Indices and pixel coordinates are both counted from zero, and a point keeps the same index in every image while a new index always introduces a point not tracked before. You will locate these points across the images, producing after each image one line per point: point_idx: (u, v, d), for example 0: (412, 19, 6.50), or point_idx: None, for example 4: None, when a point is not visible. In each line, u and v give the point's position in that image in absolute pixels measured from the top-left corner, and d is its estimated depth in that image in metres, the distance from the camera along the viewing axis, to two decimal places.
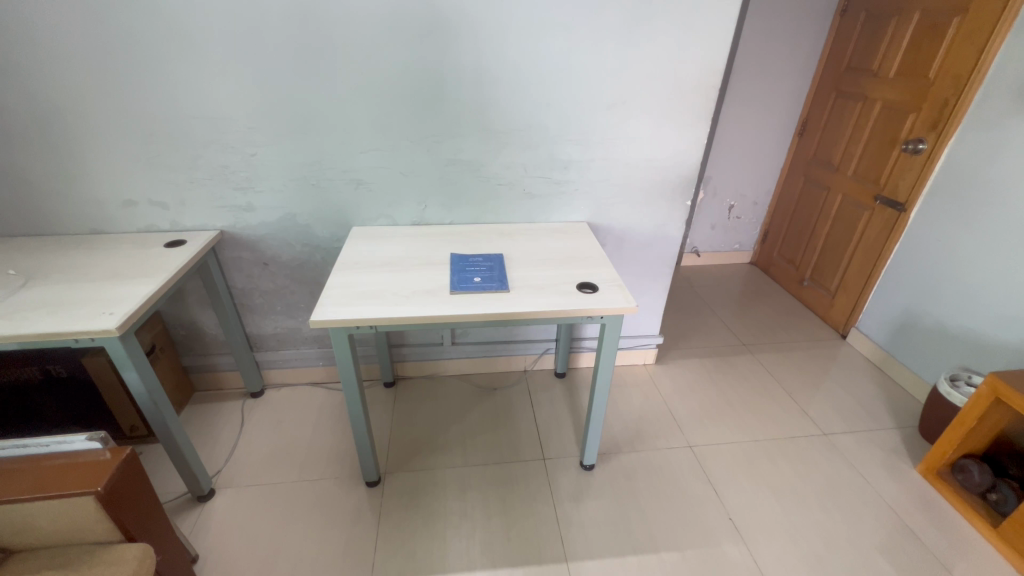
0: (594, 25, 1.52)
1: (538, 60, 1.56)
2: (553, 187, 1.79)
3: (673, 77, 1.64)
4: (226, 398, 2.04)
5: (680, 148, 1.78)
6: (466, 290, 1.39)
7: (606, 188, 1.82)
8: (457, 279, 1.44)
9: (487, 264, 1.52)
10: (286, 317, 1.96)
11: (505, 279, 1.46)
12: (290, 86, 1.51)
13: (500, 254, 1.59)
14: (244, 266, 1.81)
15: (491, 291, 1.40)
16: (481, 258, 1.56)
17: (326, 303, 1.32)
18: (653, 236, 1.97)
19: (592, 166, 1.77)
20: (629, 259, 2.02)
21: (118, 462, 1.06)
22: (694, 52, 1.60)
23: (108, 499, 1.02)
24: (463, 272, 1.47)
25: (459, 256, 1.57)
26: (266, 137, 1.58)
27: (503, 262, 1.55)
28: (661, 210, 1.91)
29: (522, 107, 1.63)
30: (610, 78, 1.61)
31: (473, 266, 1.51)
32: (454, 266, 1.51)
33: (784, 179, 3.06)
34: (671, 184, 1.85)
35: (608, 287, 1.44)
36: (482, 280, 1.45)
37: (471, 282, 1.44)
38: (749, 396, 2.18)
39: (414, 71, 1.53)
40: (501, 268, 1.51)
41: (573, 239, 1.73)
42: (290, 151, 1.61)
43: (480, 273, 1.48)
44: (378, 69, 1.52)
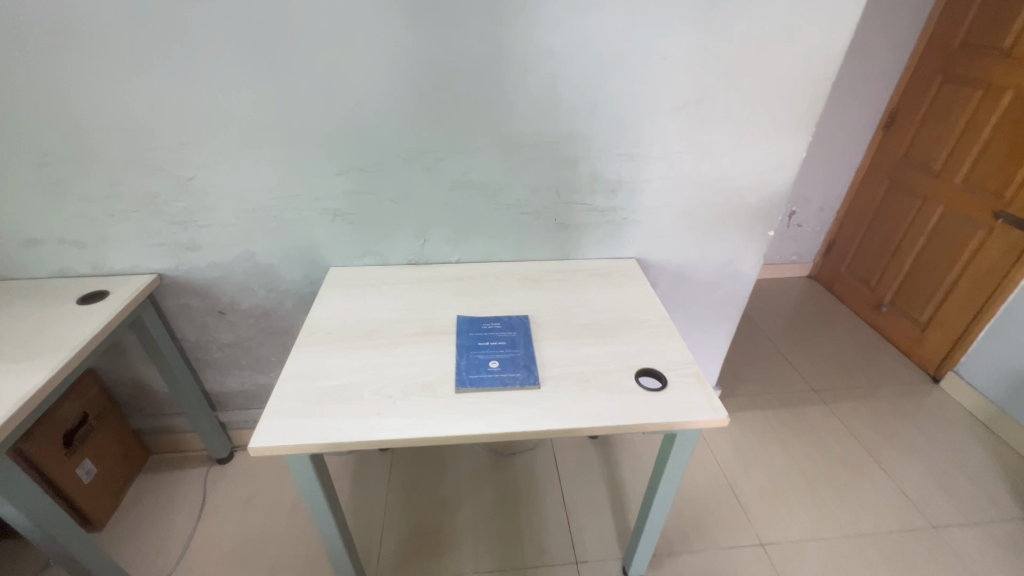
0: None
1: (585, 40, 1.08)
2: (593, 216, 1.34)
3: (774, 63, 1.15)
4: (188, 465, 1.68)
5: (770, 163, 1.30)
6: (479, 386, 0.97)
7: (665, 216, 1.36)
8: (465, 364, 1.02)
9: (509, 336, 1.10)
10: (254, 372, 1.57)
11: (534, 362, 1.03)
12: (231, 82, 1.07)
13: (526, 317, 1.16)
14: (195, 316, 1.41)
15: (514, 387, 0.97)
16: (500, 324, 1.14)
17: (276, 410, 0.91)
18: (719, 273, 1.51)
19: (649, 187, 1.31)
20: (685, 302, 1.57)
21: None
22: (809, 25, 1.10)
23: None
24: (474, 352, 1.05)
25: (469, 321, 1.14)
26: (204, 154, 1.15)
27: (531, 331, 1.12)
28: (734, 243, 1.44)
29: (557, 109, 1.17)
30: (685, 65, 1.13)
31: (488, 340, 1.09)
32: (462, 339, 1.09)
33: (859, 180, 2.54)
34: (751, 209, 1.38)
35: (681, 379, 1.00)
36: (502, 365, 1.02)
37: (485, 368, 1.02)
38: (829, 467, 1.75)
39: (404, 61, 1.07)
40: (528, 344, 1.08)
41: (622, 288, 1.29)
42: (240, 172, 1.18)
43: (499, 351, 1.06)
44: (355, 58, 1.06)
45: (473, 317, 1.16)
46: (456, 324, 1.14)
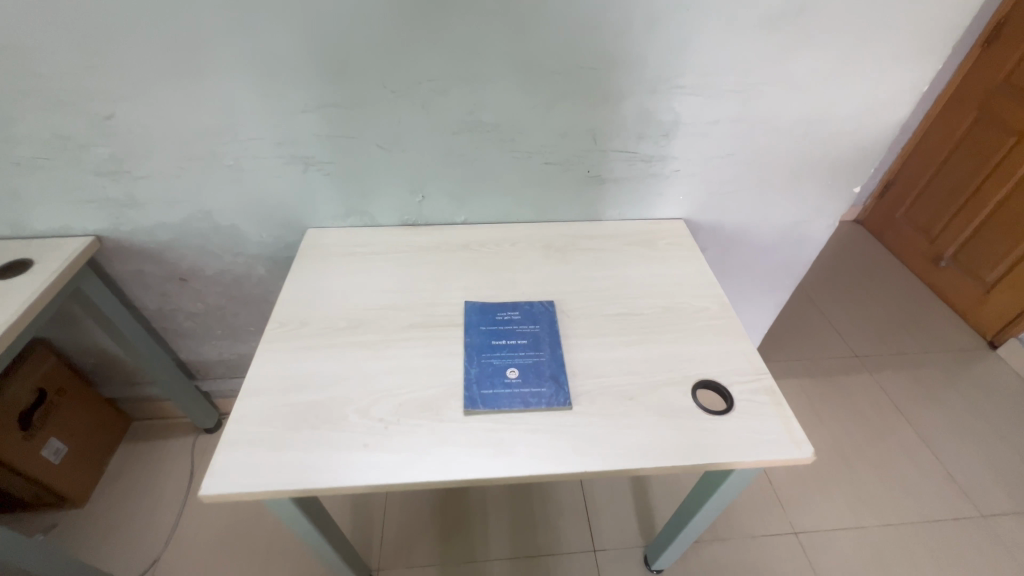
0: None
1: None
2: (636, 167, 1.05)
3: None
4: (173, 433, 1.56)
5: (879, 99, 0.98)
6: (493, 407, 0.76)
7: (727, 168, 1.07)
8: (475, 374, 0.80)
9: (531, 334, 0.87)
10: (232, 342, 1.38)
11: (562, 372, 0.81)
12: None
13: (551, 305, 0.92)
14: (151, 283, 1.19)
15: (538, 408, 0.76)
16: (518, 316, 0.90)
17: (235, 438, 0.72)
18: (782, 236, 1.24)
19: (714, 130, 1.00)
20: (736, 269, 1.31)
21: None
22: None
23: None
24: (486, 356, 0.83)
25: (480, 310, 0.91)
26: (117, 80, 0.84)
27: (558, 325, 0.89)
28: (808, 201, 1.16)
29: (602, 17, 0.83)
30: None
31: (504, 339, 0.86)
32: (471, 337, 0.86)
33: (939, 108, 2.12)
34: (840, 159, 1.08)
35: (750, 400, 0.78)
36: (522, 375, 0.81)
37: (501, 379, 0.80)
38: (869, 446, 1.61)
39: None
40: (555, 345, 0.85)
41: (669, 263, 1.03)
42: (172, 107, 0.89)
43: (518, 356, 0.83)
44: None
45: (485, 304, 0.92)
46: (463, 314, 0.90)
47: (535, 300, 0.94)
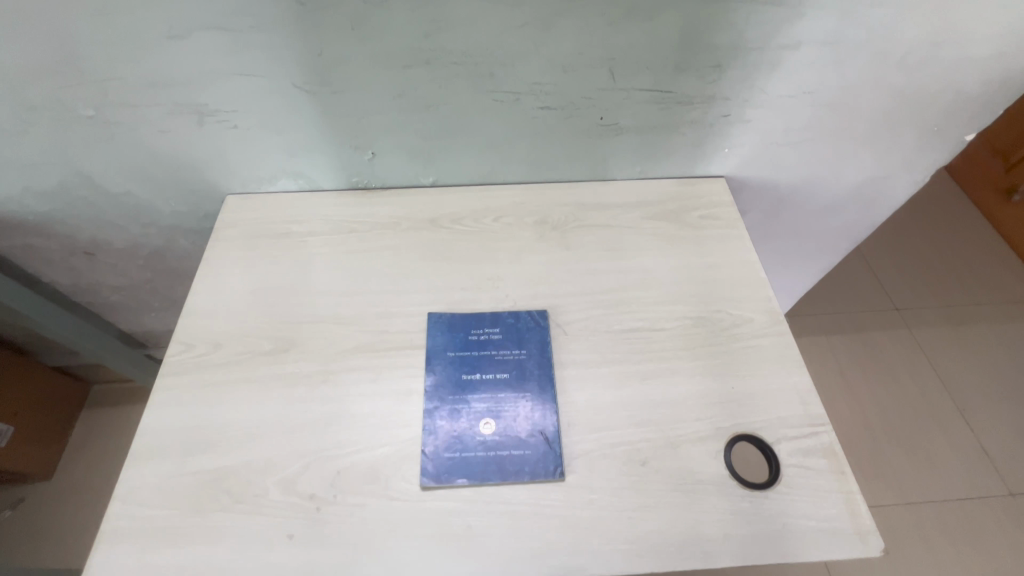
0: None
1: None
2: (669, 113, 0.74)
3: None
4: (137, 399, 1.44)
5: None
6: (460, 479, 0.58)
7: (796, 111, 0.76)
8: (439, 428, 0.61)
9: (514, 364, 0.66)
10: (176, 313, 1.18)
11: (554, 426, 0.61)
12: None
13: (544, 318, 0.70)
14: (51, 258, 0.96)
15: (518, 481, 0.58)
16: (499, 335, 0.68)
17: (120, 526, 0.55)
18: (849, 196, 0.95)
19: (788, 57, 0.68)
20: (782, 234, 1.05)
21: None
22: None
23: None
24: (454, 400, 0.63)
25: (449, 328, 0.69)
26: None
27: (552, 349, 0.67)
28: (898, 153, 0.85)
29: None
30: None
31: (478, 373, 0.65)
32: (435, 370, 0.65)
33: None
34: (961, 95, 0.76)
35: (802, 467, 0.59)
36: (499, 431, 0.61)
37: (473, 435, 0.61)
38: (899, 415, 1.45)
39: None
40: (546, 382, 0.65)
41: (702, 248, 0.78)
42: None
43: (496, 400, 0.63)
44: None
45: (455, 318, 0.69)
46: (426, 333, 0.69)
47: (521, 310, 0.71)
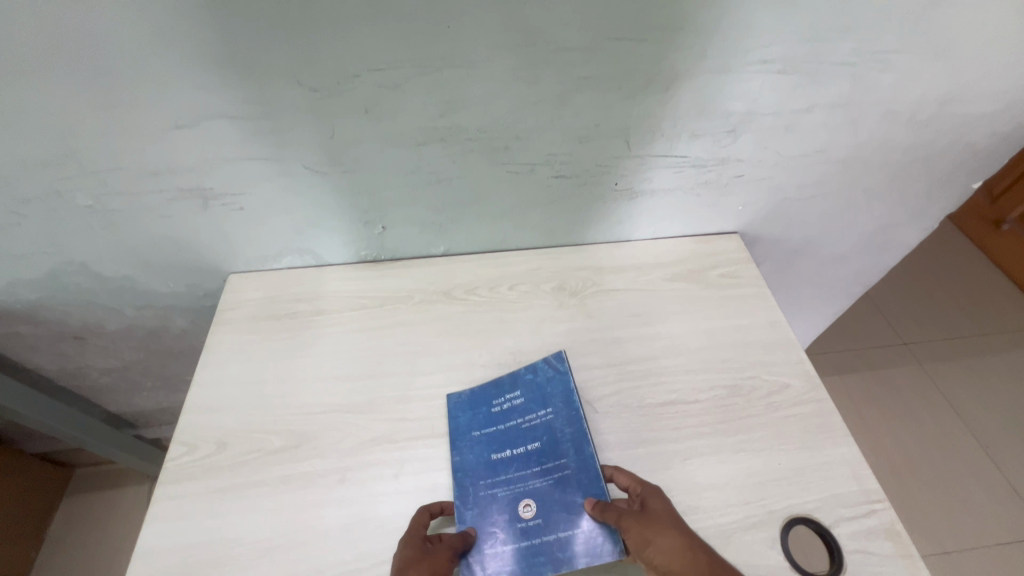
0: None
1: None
2: (684, 175, 0.74)
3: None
4: (124, 482, 1.34)
5: None
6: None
7: (810, 168, 0.76)
8: (475, 521, 0.57)
9: (543, 430, 0.61)
10: (169, 390, 1.12)
11: (600, 493, 0.56)
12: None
13: (563, 362, 0.66)
14: (39, 345, 0.90)
15: (571, 570, 0.53)
16: (521, 399, 0.65)
17: None
18: (861, 244, 0.95)
19: (801, 120, 0.68)
20: (796, 282, 1.03)
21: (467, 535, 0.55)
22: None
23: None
24: (486, 486, 0.59)
25: (471, 405, 0.65)
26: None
27: (578, 399, 0.63)
28: (908, 201, 0.86)
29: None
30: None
31: (507, 450, 0.61)
32: (461, 452, 0.61)
33: None
34: (968, 147, 0.76)
35: (867, 555, 0.54)
36: (542, 512, 0.57)
37: (514, 523, 0.56)
38: (923, 457, 1.41)
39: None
40: (580, 440, 0.60)
41: (727, 309, 0.76)
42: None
43: (533, 476, 0.59)
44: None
45: (472, 390, 0.66)
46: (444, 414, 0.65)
47: (540, 361, 0.67)
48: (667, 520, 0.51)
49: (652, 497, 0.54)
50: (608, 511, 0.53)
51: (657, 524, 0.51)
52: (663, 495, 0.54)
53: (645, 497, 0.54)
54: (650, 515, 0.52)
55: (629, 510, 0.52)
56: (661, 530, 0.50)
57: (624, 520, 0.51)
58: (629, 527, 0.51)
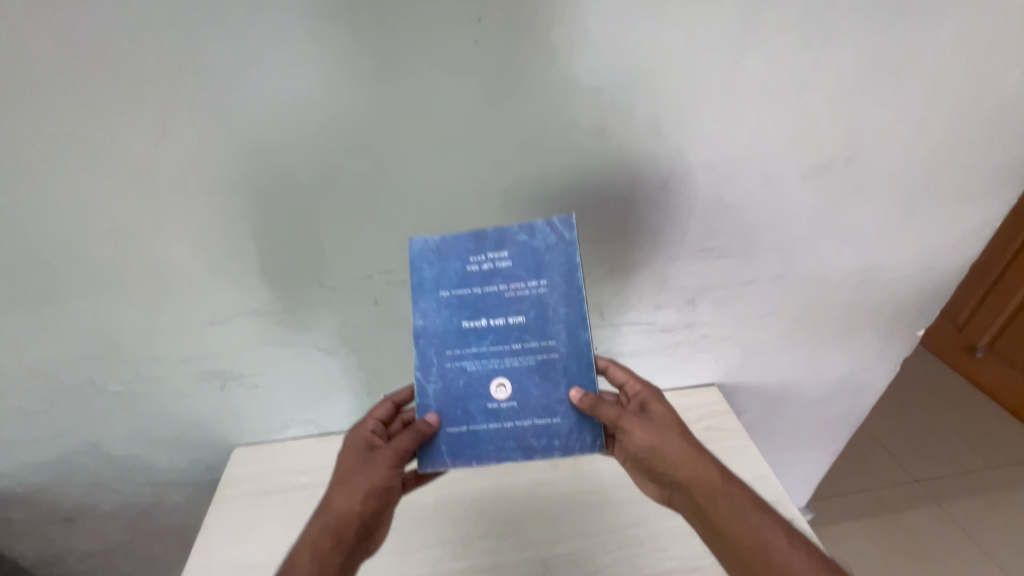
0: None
1: (665, 29, 0.55)
2: (655, 338, 0.82)
3: (1017, 57, 0.61)
4: None
5: (953, 237, 0.78)
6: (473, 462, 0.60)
7: (767, 327, 0.85)
8: (445, 409, 0.60)
9: (532, 301, 0.59)
10: None
11: (586, 386, 0.60)
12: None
13: (569, 230, 0.58)
14: (26, 530, 0.88)
15: (539, 457, 0.61)
16: (509, 263, 0.59)
17: None
18: (835, 388, 1.00)
19: (748, 290, 0.80)
20: (784, 427, 1.06)
21: (427, 428, 0.59)
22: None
23: (379, 508, 0.59)
24: (456, 353, 0.60)
25: (440, 256, 0.59)
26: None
27: (578, 274, 0.59)
28: (866, 350, 0.94)
29: (616, 59, 0.56)
30: (846, 74, 0.60)
31: (483, 320, 0.60)
32: (427, 307, 0.60)
33: None
34: (902, 304, 0.87)
35: None
36: (517, 396, 0.60)
37: (489, 399, 0.60)
38: None
39: (309, 104, 0.54)
40: (570, 329, 0.60)
41: None
42: (37, 328, 0.65)
43: (511, 355, 0.60)
44: (208, 97, 0.53)
45: (444, 245, 0.59)
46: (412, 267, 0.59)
47: (542, 223, 0.58)
48: (669, 423, 0.62)
49: (653, 402, 0.65)
50: (606, 407, 0.59)
51: (659, 430, 0.61)
52: (662, 401, 0.65)
53: (646, 402, 0.65)
54: (653, 420, 0.62)
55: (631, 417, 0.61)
56: (664, 431, 0.62)
57: (626, 419, 0.60)
58: (636, 429, 0.60)
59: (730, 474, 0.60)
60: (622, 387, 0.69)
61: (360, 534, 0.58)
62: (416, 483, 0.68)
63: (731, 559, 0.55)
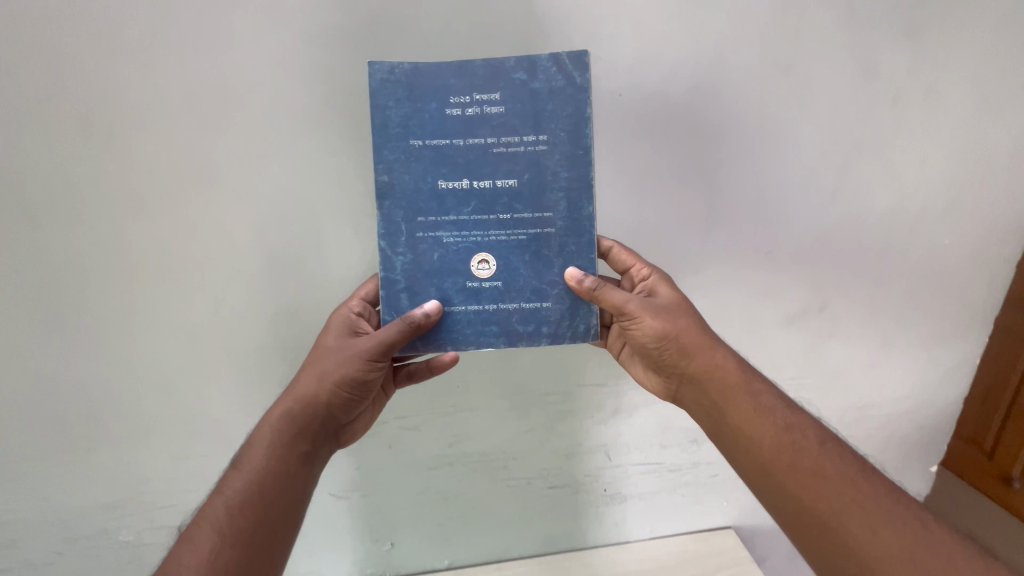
0: (781, 111, 0.63)
1: (644, 203, 0.64)
2: (665, 479, 0.81)
3: (945, 225, 0.71)
4: None
5: (935, 378, 0.80)
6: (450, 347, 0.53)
7: None
8: (416, 286, 0.52)
9: (527, 160, 0.51)
10: None
11: (585, 267, 0.52)
12: (42, 318, 0.62)
13: (583, 141, 0.51)
14: None
15: (520, 344, 0.53)
16: (500, 108, 0.50)
17: None
18: None
19: None
20: None
21: (425, 321, 0.51)
22: (999, 159, 0.69)
23: (353, 400, 0.54)
24: (431, 221, 0.52)
25: (426, 164, 0.51)
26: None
27: (586, 163, 0.51)
28: None
29: (611, 133, 0.61)
30: (803, 236, 0.69)
31: (464, 181, 0.51)
32: (406, 207, 0.51)
33: None
34: (916, 443, 0.85)
35: None
36: (501, 275, 0.52)
37: (467, 263, 0.52)
38: None
39: (345, 276, 0.64)
40: (571, 207, 0.52)
41: None
42: (61, 471, 0.68)
43: (499, 217, 0.52)
44: (260, 268, 0.62)
45: (417, 79, 0.50)
46: (375, 101, 0.50)
47: (546, 57, 0.50)
48: (675, 306, 0.55)
49: (660, 286, 0.57)
50: (611, 298, 0.52)
51: (667, 313, 0.54)
52: (671, 285, 0.57)
53: (653, 288, 0.57)
54: (662, 304, 0.54)
55: (636, 300, 0.53)
56: (677, 316, 0.54)
57: (635, 305, 0.52)
58: (647, 316, 0.53)
59: (755, 373, 0.54)
60: (625, 273, 0.59)
61: (328, 431, 0.55)
62: (404, 381, 0.62)
63: (762, 476, 0.50)
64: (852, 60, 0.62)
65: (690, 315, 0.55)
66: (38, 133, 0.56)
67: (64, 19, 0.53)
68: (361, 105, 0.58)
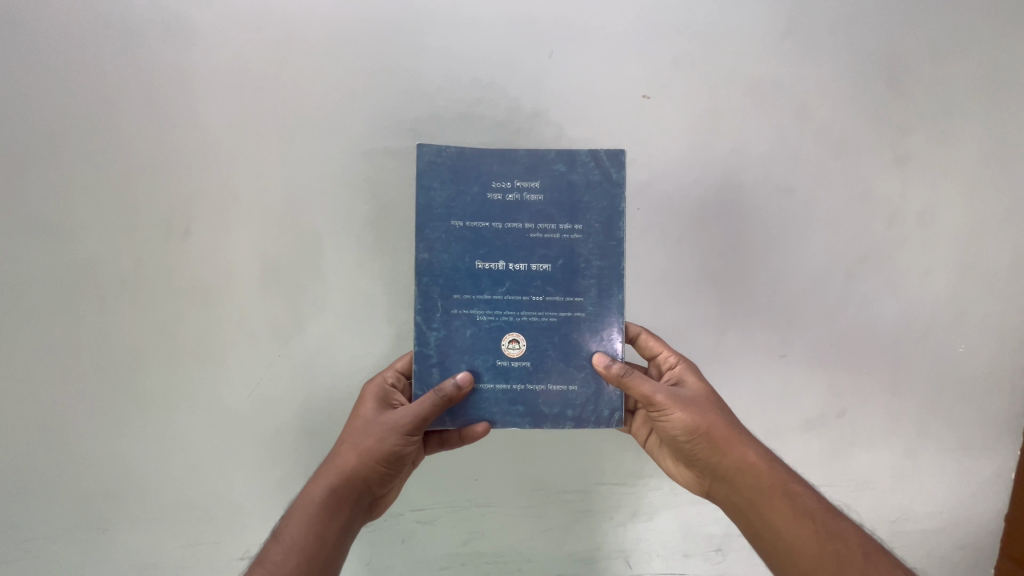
0: (786, 227, 0.69)
1: (658, 306, 0.68)
2: None
3: (952, 335, 0.73)
4: None
5: (966, 491, 0.77)
6: (479, 423, 0.54)
7: None
8: (447, 360, 0.54)
9: (562, 246, 0.55)
10: None
11: (612, 353, 0.54)
12: (94, 398, 0.66)
13: (617, 231, 0.54)
14: None
15: (547, 423, 0.54)
16: (539, 196, 0.55)
17: None
18: None
19: None
20: None
21: (456, 393, 0.52)
22: (1001, 273, 0.73)
23: (390, 474, 0.55)
24: (466, 298, 0.54)
25: (466, 244, 0.54)
26: (19, 518, 0.67)
27: (618, 251, 0.54)
28: None
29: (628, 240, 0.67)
30: (817, 341, 0.71)
31: (501, 262, 0.54)
32: (445, 284, 0.54)
33: None
34: (957, 565, 0.79)
35: None
36: (531, 354, 0.54)
37: (497, 341, 0.54)
38: None
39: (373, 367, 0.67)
40: (602, 296, 0.54)
41: None
42: (73, 550, 0.68)
43: (533, 298, 0.54)
44: (298, 357, 0.66)
45: (462, 163, 0.54)
46: (420, 182, 0.54)
47: (585, 153, 0.54)
48: (704, 399, 0.56)
49: (687, 376, 0.58)
50: (640, 387, 0.53)
51: (697, 405, 0.55)
52: (699, 375, 0.58)
53: (680, 378, 0.58)
54: (689, 396, 0.55)
55: (666, 390, 0.54)
56: (705, 409, 0.55)
57: (663, 396, 0.54)
58: (676, 410, 0.54)
59: (789, 473, 0.54)
60: (653, 359, 0.62)
61: (363, 506, 0.54)
62: (435, 451, 0.62)
63: None
64: (847, 184, 0.69)
65: (719, 406, 0.56)
66: (129, 234, 0.64)
67: (171, 144, 0.64)
68: (401, 213, 0.66)
